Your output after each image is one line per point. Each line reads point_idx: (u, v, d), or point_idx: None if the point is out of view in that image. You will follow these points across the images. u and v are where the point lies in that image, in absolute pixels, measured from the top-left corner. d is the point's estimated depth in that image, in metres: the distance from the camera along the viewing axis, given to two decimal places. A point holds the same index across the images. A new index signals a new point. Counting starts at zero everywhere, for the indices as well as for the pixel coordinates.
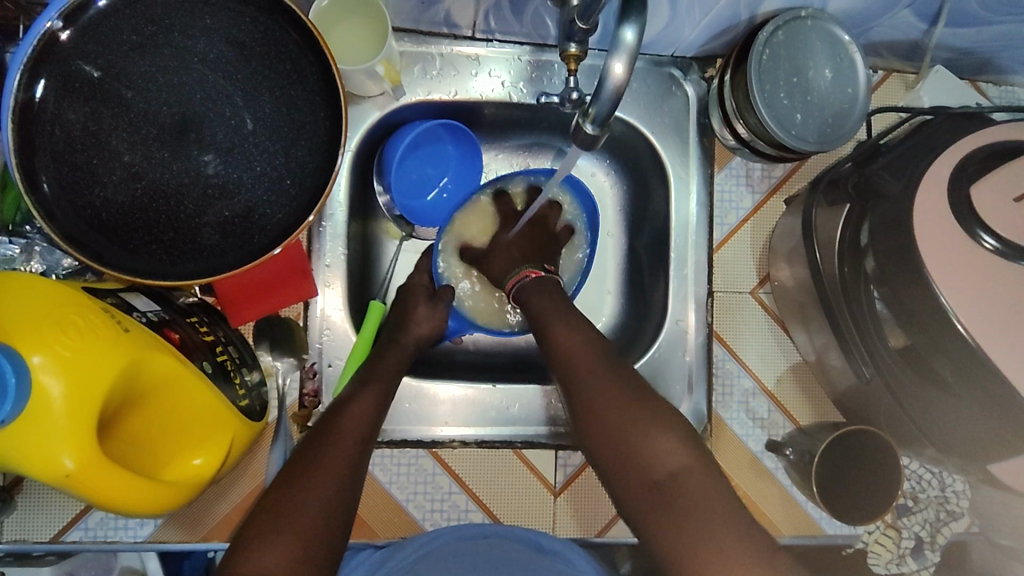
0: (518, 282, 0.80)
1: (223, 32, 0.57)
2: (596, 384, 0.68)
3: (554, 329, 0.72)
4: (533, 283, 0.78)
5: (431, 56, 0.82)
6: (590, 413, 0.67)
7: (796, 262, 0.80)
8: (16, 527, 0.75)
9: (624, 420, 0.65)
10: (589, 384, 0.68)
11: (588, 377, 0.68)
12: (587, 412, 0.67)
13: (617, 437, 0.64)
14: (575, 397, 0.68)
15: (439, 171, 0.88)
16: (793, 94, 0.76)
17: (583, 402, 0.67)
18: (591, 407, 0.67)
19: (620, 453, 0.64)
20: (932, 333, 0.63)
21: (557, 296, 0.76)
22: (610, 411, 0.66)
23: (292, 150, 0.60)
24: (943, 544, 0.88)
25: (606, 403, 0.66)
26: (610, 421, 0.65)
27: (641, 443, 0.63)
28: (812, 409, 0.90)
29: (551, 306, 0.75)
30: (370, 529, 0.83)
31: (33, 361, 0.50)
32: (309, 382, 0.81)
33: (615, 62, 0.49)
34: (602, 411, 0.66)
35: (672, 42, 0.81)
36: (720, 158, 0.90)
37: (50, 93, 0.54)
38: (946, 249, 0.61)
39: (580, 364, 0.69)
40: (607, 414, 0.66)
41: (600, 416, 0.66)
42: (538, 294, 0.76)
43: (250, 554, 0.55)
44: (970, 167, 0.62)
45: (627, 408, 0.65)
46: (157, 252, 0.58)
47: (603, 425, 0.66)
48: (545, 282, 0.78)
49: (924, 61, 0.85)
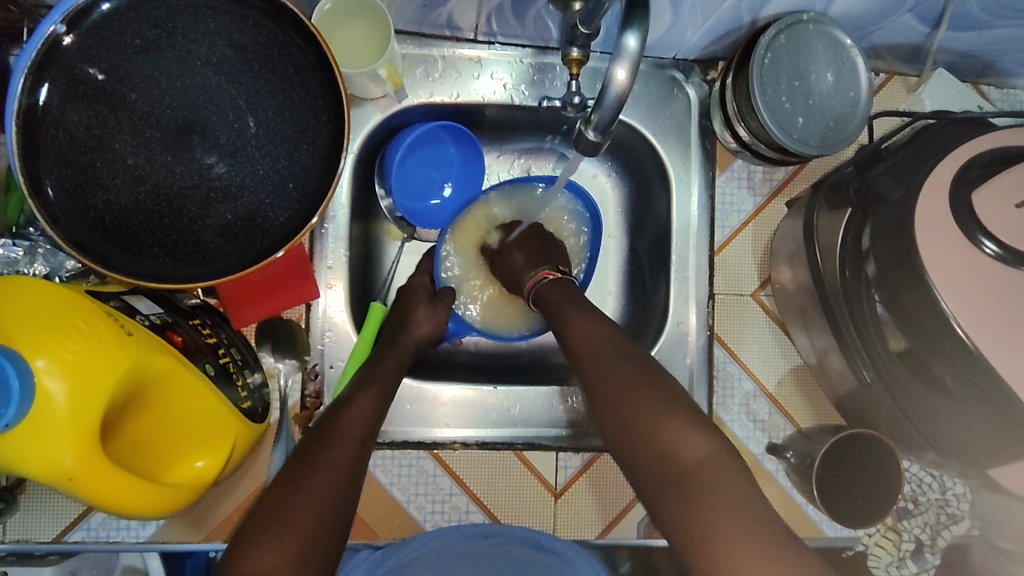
0: (535, 284, 0.78)
1: (226, 35, 0.57)
2: (610, 369, 0.66)
3: (565, 324, 0.72)
4: (552, 283, 0.77)
5: (433, 58, 0.83)
6: (603, 400, 0.65)
7: (797, 265, 0.80)
8: (18, 527, 0.75)
9: (637, 405, 0.63)
10: (602, 370, 0.66)
11: (601, 363, 0.67)
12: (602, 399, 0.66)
13: (632, 421, 0.63)
14: (590, 385, 0.67)
15: (441, 173, 0.88)
16: (795, 98, 0.76)
17: (596, 391, 0.66)
18: (607, 393, 0.65)
19: (636, 439, 0.62)
20: (932, 337, 0.63)
21: (570, 292, 0.76)
22: (624, 396, 0.64)
23: (294, 154, 0.60)
24: (943, 547, 0.87)
25: (617, 394, 0.64)
26: (623, 408, 0.64)
27: (654, 429, 0.61)
28: (813, 411, 0.90)
29: (565, 301, 0.74)
30: (371, 529, 0.83)
31: (36, 365, 0.50)
32: (310, 384, 0.81)
33: (618, 68, 0.49)
34: (615, 397, 0.64)
35: (674, 44, 0.81)
36: (722, 161, 0.90)
37: (53, 97, 0.54)
38: (947, 254, 0.61)
39: (592, 351, 0.68)
40: (620, 399, 0.64)
41: (615, 402, 0.64)
42: (557, 294, 0.76)
43: (251, 553, 0.55)
44: (971, 173, 0.62)
45: (639, 393, 0.64)
46: (160, 255, 0.58)
47: (617, 410, 0.64)
48: (565, 282, 0.77)
49: (926, 64, 0.85)
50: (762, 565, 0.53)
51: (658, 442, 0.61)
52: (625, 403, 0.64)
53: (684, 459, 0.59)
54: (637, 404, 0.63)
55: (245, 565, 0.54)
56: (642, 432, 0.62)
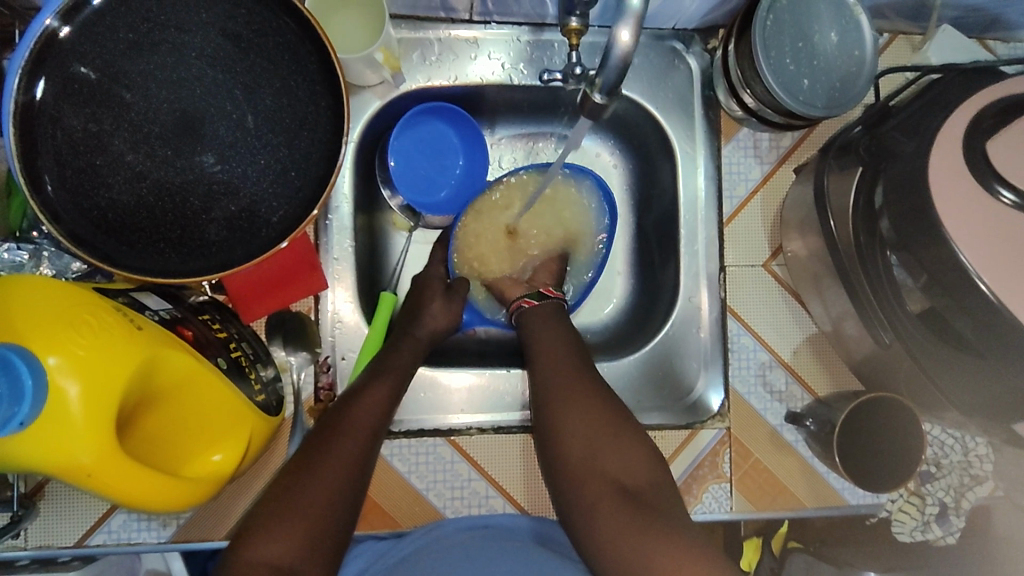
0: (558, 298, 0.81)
1: (218, 25, 0.57)
2: (576, 406, 0.70)
3: (541, 339, 0.76)
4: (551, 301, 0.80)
5: (429, 41, 0.82)
6: (562, 440, 0.69)
7: (808, 232, 0.79)
8: (39, 533, 0.75)
9: (601, 455, 0.67)
10: (563, 392, 0.71)
11: (570, 398, 0.70)
12: (556, 434, 0.69)
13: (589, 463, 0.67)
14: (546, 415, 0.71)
15: (449, 159, 0.87)
16: (799, 60, 0.75)
17: (552, 422, 0.70)
18: (559, 432, 0.69)
19: (578, 475, 0.67)
20: (956, 295, 0.62)
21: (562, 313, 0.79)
22: (574, 416, 0.69)
23: (295, 142, 0.59)
24: (968, 509, 0.88)
25: (571, 412, 0.69)
26: (577, 426, 0.69)
27: (604, 463, 0.67)
28: (829, 378, 0.88)
29: (546, 318, 0.78)
30: (392, 518, 0.82)
31: (48, 363, 0.49)
32: (323, 376, 0.80)
33: (621, 30, 0.49)
34: (568, 420, 0.69)
35: (672, 14, 0.80)
36: (728, 130, 0.88)
37: (49, 94, 0.54)
38: (966, 210, 0.59)
39: (556, 386, 0.72)
40: (569, 425, 0.69)
41: (575, 438, 0.68)
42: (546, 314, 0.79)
43: (258, 542, 0.57)
44: (984, 123, 0.60)
45: (593, 424, 0.69)
46: (166, 250, 0.57)
47: (570, 454, 0.68)
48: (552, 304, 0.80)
49: (930, 21, 0.83)
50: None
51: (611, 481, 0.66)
52: (582, 437, 0.68)
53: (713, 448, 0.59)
54: (596, 444, 0.68)
55: (251, 549, 0.57)
56: (591, 473, 0.67)
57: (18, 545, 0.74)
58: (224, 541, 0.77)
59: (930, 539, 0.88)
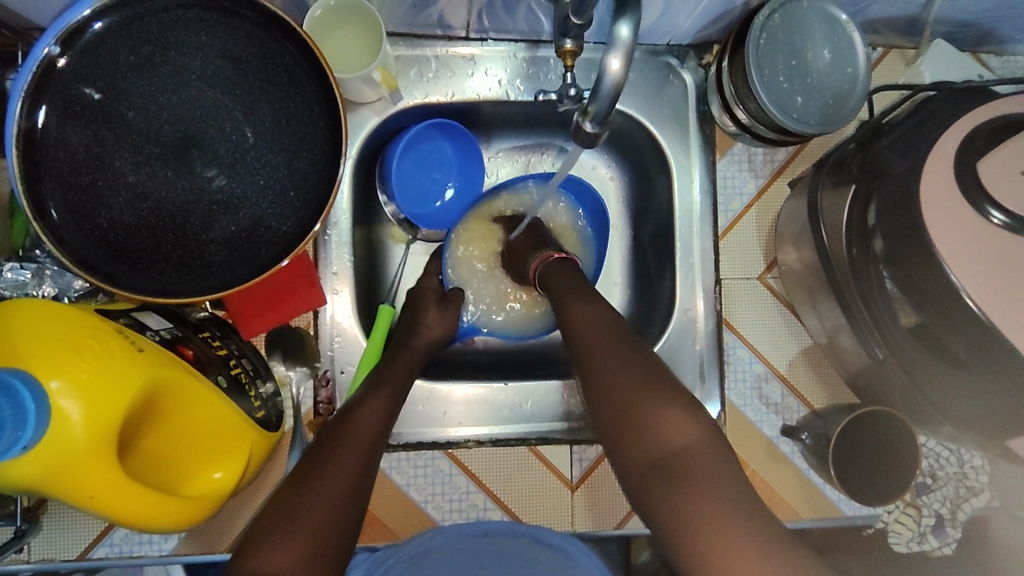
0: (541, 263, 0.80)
1: (219, 47, 0.57)
2: (629, 393, 0.66)
3: (570, 311, 0.74)
4: (555, 263, 0.79)
5: (427, 58, 0.83)
6: (603, 395, 0.67)
7: (803, 245, 0.80)
8: (42, 546, 0.76)
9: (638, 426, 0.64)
10: (601, 363, 0.69)
11: (607, 366, 0.68)
12: (601, 405, 0.68)
13: (631, 424, 0.64)
14: (604, 415, 0.67)
15: (444, 174, 0.88)
16: (793, 78, 0.76)
17: (596, 385, 0.68)
18: (601, 386, 0.68)
19: (624, 431, 0.65)
20: (945, 312, 0.62)
21: (580, 277, 0.77)
22: (618, 379, 0.67)
23: (295, 162, 0.59)
24: (964, 520, 0.89)
25: (612, 375, 0.67)
26: (624, 395, 0.66)
27: (645, 423, 0.64)
28: (825, 391, 0.89)
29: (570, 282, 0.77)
30: (390, 530, 0.83)
31: (50, 386, 0.50)
32: (322, 390, 0.81)
33: (612, 58, 0.49)
34: (608, 385, 0.67)
35: (667, 31, 0.81)
36: (723, 144, 0.90)
37: (52, 118, 0.55)
38: (955, 228, 0.60)
39: (590, 355, 0.70)
40: (612, 377, 0.67)
41: (614, 393, 0.66)
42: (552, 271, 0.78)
43: (260, 554, 0.57)
44: (977, 141, 0.62)
45: (637, 382, 0.66)
46: (166, 270, 0.58)
47: (617, 410, 0.66)
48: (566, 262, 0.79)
49: (924, 35, 0.84)
50: (768, 560, 0.55)
51: (638, 442, 0.64)
52: (627, 393, 0.66)
53: (692, 461, 0.61)
54: (637, 399, 0.65)
55: (254, 560, 0.57)
56: (636, 434, 0.64)
57: (21, 559, 0.75)
58: (228, 552, 0.78)
59: (927, 550, 0.88)
